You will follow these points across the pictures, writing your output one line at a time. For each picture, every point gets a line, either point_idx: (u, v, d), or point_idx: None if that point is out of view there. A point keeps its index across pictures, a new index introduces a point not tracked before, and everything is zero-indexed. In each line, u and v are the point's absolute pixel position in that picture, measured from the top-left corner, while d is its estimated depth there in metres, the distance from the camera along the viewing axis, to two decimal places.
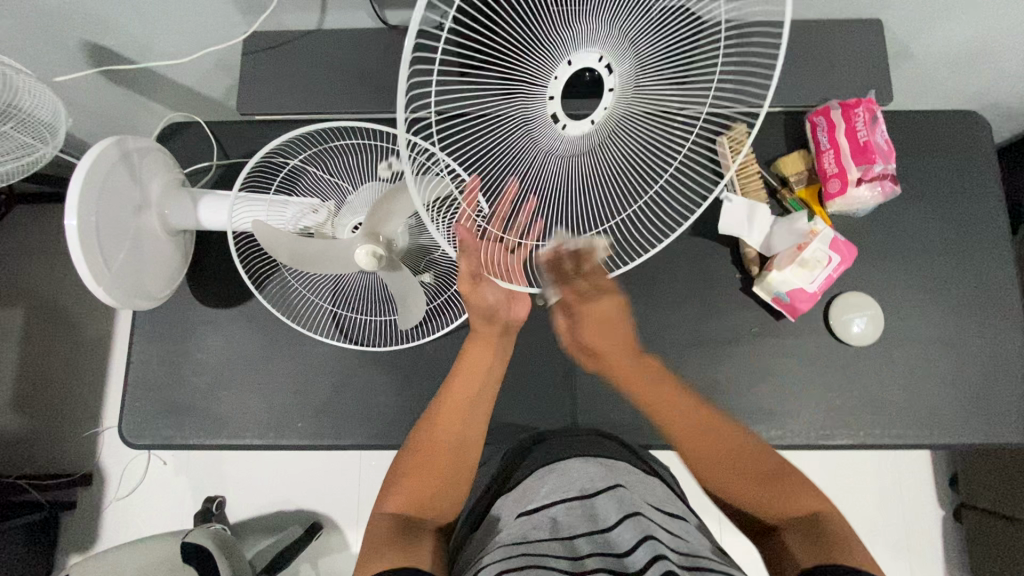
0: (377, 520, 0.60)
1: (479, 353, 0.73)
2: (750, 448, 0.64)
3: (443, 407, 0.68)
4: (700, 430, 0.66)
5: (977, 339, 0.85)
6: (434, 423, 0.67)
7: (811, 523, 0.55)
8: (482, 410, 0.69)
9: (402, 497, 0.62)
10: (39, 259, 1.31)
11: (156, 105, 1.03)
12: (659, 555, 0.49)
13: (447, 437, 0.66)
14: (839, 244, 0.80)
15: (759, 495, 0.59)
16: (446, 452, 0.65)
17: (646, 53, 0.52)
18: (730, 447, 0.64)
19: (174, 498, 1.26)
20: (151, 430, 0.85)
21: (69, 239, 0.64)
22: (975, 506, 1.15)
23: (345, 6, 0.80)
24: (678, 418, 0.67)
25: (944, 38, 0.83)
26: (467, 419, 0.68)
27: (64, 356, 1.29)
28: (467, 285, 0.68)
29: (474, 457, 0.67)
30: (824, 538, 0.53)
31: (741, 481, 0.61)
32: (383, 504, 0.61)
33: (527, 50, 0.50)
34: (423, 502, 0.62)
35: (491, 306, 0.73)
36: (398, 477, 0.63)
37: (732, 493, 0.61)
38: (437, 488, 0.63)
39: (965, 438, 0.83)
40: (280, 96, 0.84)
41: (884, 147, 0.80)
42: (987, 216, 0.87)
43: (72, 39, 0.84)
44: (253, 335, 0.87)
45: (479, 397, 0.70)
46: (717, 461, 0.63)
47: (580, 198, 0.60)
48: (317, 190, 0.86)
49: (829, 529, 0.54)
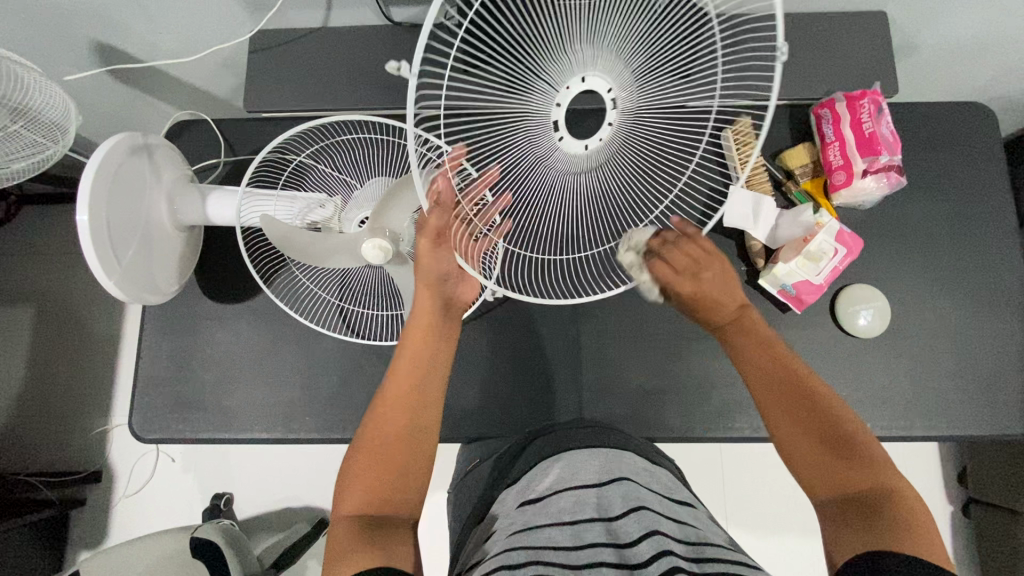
0: (339, 525, 0.58)
1: (420, 337, 0.66)
2: (843, 419, 0.59)
3: (392, 395, 0.64)
4: (799, 393, 0.61)
5: (982, 331, 0.85)
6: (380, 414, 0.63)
7: (875, 513, 0.53)
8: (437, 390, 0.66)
9: (359, 492, 0.60)
10: (49, 259, 1.32)
11: (164, 104, 1.04)
12: (664, 552, 0.49)
13: (399, 422, 0.63)
14: (845, 236, 0.80)
15: (839, 472, 0.57)
16: (399, 438, 0.62)
17: (648, 74, 0.55)
18: (823, 423, 0.59)
19: (182, 494, 1.27)
20: (160, 423, 0.86)
21: (81, 236, 0.65)
22: (985, 501, 1.14)
23: (351, 4, 0.81)
24: (779, 387, 0.61)
25: (949, 30, 0.83)
26: (424, 396, 0.65)
27: (74, 354, 1.30)
28: (425, 243, 0.63)
29: (431, 442, 0.64)
30: (890, 533, 0.50)
31: (825, 458, 0.58)
32: (341, 506, 0.60)
33: (529, 64, 0.55)
34: (379, 497, 0.60)
35: (443, 276, 0.66)
36: (351, 473, 0.61)
37: (812, 474, 0.58)
38: (395, 481, 0.61)
39: (973, 430, 0.83)
40: (286, 93, 0.85)
41: (890, 139, 0.80)
42: (993, 208, 0.87)
43: (82, 39, 0.85)
44: (260, 330, 0.88)
45: (422, 380, 0.65)
46: (797, 444, 0.59)
47: (573, 211, 0.63)
48: (325, 186, 0.87)
49: (898, 525, 0.51)
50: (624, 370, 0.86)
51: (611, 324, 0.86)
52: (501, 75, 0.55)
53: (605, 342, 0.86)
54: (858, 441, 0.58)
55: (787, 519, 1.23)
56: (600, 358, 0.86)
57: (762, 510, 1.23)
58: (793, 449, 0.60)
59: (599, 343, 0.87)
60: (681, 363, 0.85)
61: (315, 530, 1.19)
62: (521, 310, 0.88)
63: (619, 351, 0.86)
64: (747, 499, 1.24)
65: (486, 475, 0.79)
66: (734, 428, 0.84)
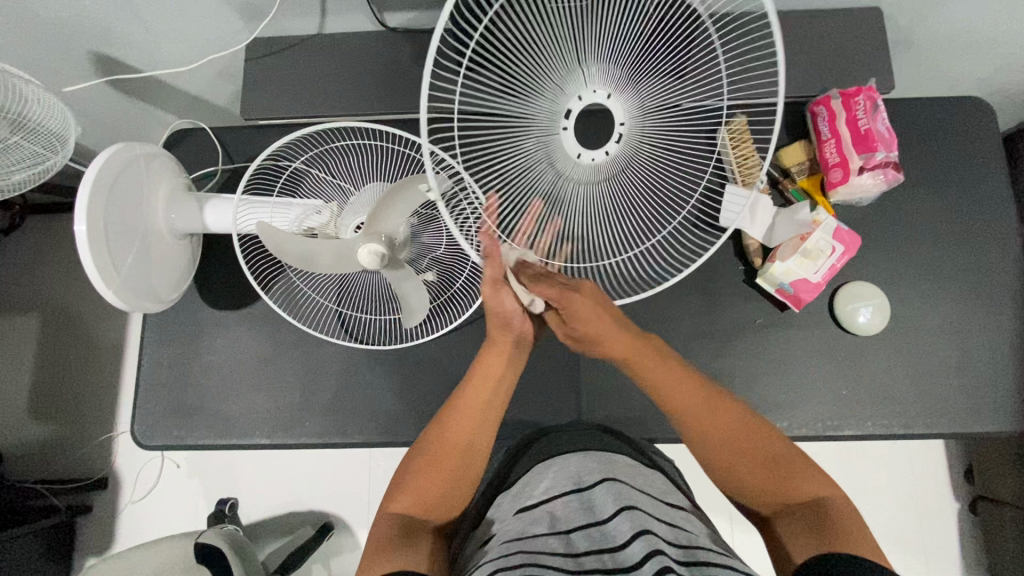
0: (382, 521, 0.60)
1: (491, 363, 0.71)
2: (757, 430, 0.63)
3: (458, 412, 0.67)
4: (716, 409, 0.65)
5: (983, 327, 0.84)
6: (446, 426, 0.67)
7: (822, 524, 0.54)
8: (497, 412, 0.69)
9: (410, 495, 0.63)
10: (53, 268, 1.33)
11: (162, 113, 1.05)
12: (655, 553, 0.49)
13: (460, 435, 0.66)
14: (842, 234, 0.80)
15: (768, 483, 0.60)
16: (456, 453, 0.65)
17: (654, 88, 0.60)
18: (750, 444, 0.62)
19: (187, 500, 1.28)
20: (162, 430, 0.86)
21: (81, 244, 0.66)
22: (991, 498, 1.13)
23: (345, 10, 0.81)
24: (693, 410, 0.65)
25: (945, 26, 0.82)
26: (485, 419, 0.68)
27: (79, 362, 1.31)
28: (488, 290, 0.67)
29: (482, 461, 0.66)
30: (826, 534, 0.52)
31: (749, 466, 0.61)
32: (390, 505, 0.62)
33: (541, 85, 0.59)
34: (428, 502, 0.63)
35: (508, 316, 0.70)
36: (409, 475, 0.64)
37: (746, 490, 0.61)
38: (443, 492, 0.63)
39: (976, 427, 0.82)
40: (282, 100, 0.86)
41: (886, 135, 0.79)
42: (993, 203, 0.86)
43: (80, 51, 0.85)
44: (259, 337, 0.88)
45: (491, 405, 0.69)
46: (739, 469, 0.61)
47: (603, 223, 0.64)
48: (320, 192, 0.87)
49: (832, 522, 0.53)
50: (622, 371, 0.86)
51: None
52: (516, 99, 0.59)
53: None
54: (794, 461, 0.60)
55: None
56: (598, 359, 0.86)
57: None
58: (739, 482, 0.61)
59: None
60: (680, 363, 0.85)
61: (319, 534, 1.19)
62: None
63: None
64: None
65: (485, 477, 0.79)
66: None
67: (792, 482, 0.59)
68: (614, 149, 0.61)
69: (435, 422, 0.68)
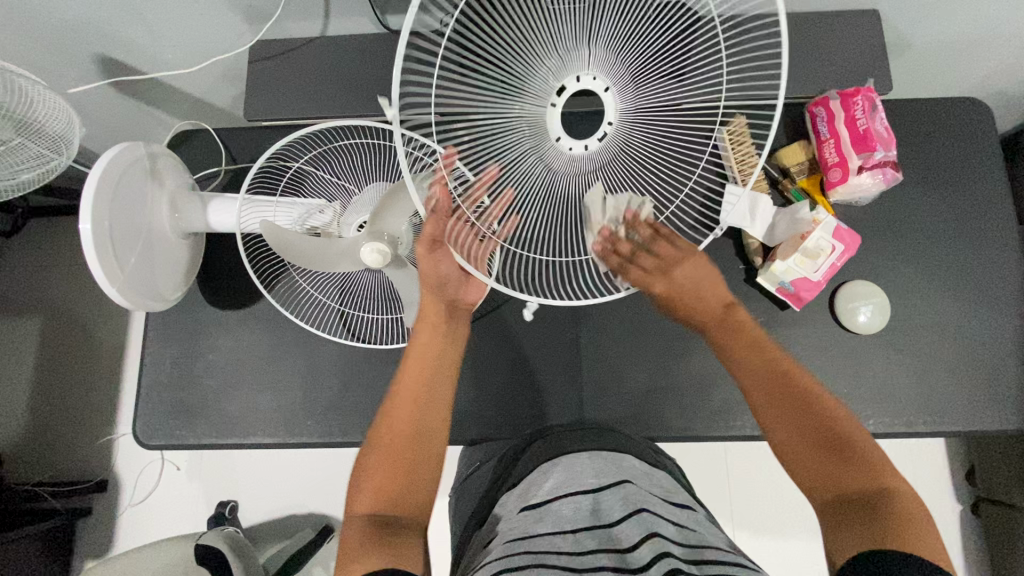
0: (351, 526, 0.57)
1: (423, 341, 0.68)
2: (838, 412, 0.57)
3: (397, 396, 0.65)
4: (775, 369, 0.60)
5: (983, 327, 0.85)
6: (387, 416, 0.64)
7: (872, 510, 0.50)
8: (441, 387, 0.66)
9: (368, 494, 0.59)
10: (54, 271, 1.33)
11: (165, 115, 1.06)
12: (663, 555, 0.49)
13: (405, 421, 0.63)
14: (843, 232, 0.80)
15: (831, 466, 0.55)
16: (405, 442, 0.62)
17: (643, 79, 0.58)
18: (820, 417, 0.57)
19: (188, 504, 1.27)
20: (164, 430, 0.86)
21: (85, 244, 0.66)
22: (993, 499, 1.13)
23: (348, 12, 0.82)
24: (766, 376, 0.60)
25: (941, 28, 0.83)
26: (430, 398, 0.65)
27: (79, 365, 1.31)
28: (424, 249, 0.66)
29: (436, 444, 0.63)
30: (883, 525, 0.49)
31: (818, 447, 0.56)
32: (354, 507, 0.59)
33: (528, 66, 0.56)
34: (391, 497, 0.59)
35: (443, 278, 0.69)
36: (364, 474, 0.61)
37: (803, 477, 0.56)
38: (401, 485, 0.60)
39: (977, 426, 0.82)
40: (283, 101, 0.86)
41: (885, 134, 0.79)
42: (992, 202, 0.87)
43: (84, 54, 0.86)
44: (262, 337, 0.88)
45: (432, 377, 0.66)
46: (790, 438, 0.57)
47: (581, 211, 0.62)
48: (324, 191, 0.88)
49: (887, 517, 0.49)
50: (623, 370, 0.86)
51: (610, 326, 0.87)
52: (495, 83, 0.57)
53: (604, 343, 0.87)
54: (853, 440, 0.55)
55: (794, 520, 1.22)
56: (598, 359, 0.87)
57: (767, 510, 1.23)
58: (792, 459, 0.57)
59: (598, 344, 0.87)
60: (679, 362, 0.86)
61: (320, 537, 1.19)
62: (520, 312, 0.89)
63: (619, 351, 0.86)
64: (751, 501, 1.23)
65: (488, 477, 0.79)
66: (734, 426, 0.84)
67: (852, 464, 0.54)
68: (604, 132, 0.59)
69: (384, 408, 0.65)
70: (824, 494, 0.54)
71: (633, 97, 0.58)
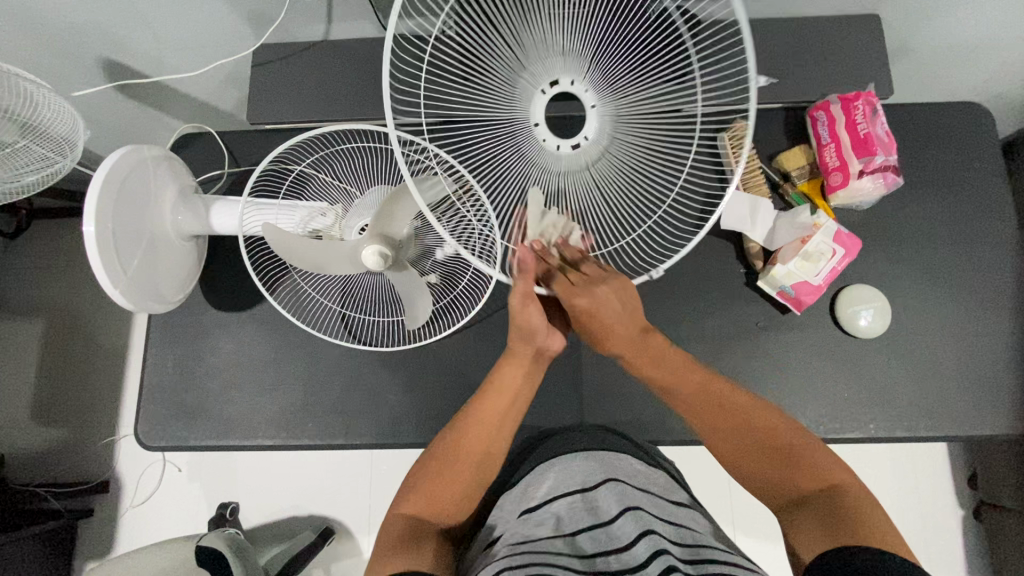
0: (391, 527, 0.60)
1: (509, 371, 0.69)
2: (778, 423, 0.62)
3: (472, 420, 0.66)
4: (711, 398, 0.66)
5: (983, 330, 0.85)
6: (458, 435, 0.66)
7: (824, 508, 0.54)
8: (510, 422, 0.68)
9: (418, 500, 0.63)
10: (57, 273, 1.34)
11: (169, 118, 1.06)
12: (660, 552, 0.49)
13: (477, 441, 0.65)
14: (843, 236, 0.80)
15: (781, 476, 0.59)
16: (467, 458, 0.65)
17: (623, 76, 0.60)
18: (757, 429, 0.62)
19: (189, 505, 1.27)
20: (166, 432, 0.87)
21: (88, 245, 0.66)
22: (996, 504, 1.13)
23: (351, 16, 0.83)
24: (712, 403, 0.65)
25: (941, 33, 0.83)
26: (500, 433, 0.67)
27: (82, 366, 1.32)
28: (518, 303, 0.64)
29: (493, 470, 0.66)
30: (841, 521, 0.52)
31: (762, 458, 0.61)
32: (398, 509, 0.62)
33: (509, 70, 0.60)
34: (437, 506, 0.63)
35: (534, 331, 0.67)
36: (418, 480, 0.64)
37: (767, 487, 0.60)
38: (448, 501, 0.63)
39: (979, 430, 0.82)
40: (286, 104, 0.87)
41: (885, 139, 0.80)
42: (992, 206, 0.87)
43: (89, 58, 0.87)
44: (263, 339, 0.89)
45: (506, 417, 0.68)
46: (738, 457, 0.63)
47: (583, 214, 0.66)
48: (324, 195, 0.87)
49: (844, 512, 0.53)
50: (623, 373, 0.86)
51: None
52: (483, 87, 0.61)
53: (605, 346, 0.87)
54: (794, 446, 0.60)
55: None
56: (599, 362, 0.87)
57: (770, 514, 1.22)
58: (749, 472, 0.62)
59: (599, 347, 0.87)
60: None
61: (321, 539, 1.19)
62: None
63: (619, 354, 0.86)
64: (753, 505, 1.23)
65: (487, 480, 0.79)
66: None
67: (797, 469, 0.59)
68: (591, 133, 0.62)
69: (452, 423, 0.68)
70: (791, 494, 0.58)
71: (616, 102, 0.61)
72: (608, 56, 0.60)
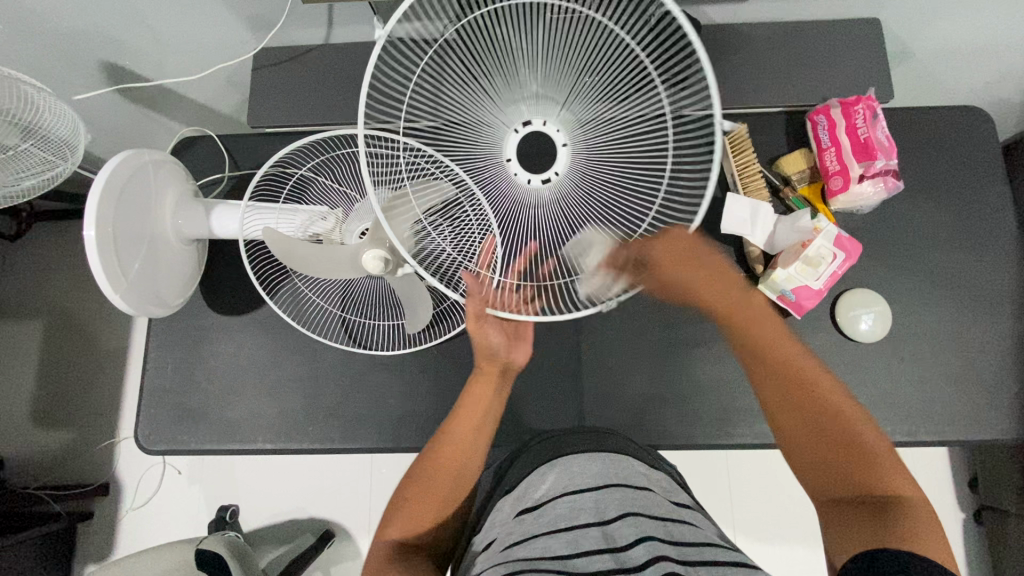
0: (377, 549, 0.61)
1: (480, 387, 0.73)
2: (861, 426, 0.61)
3: (448, 434, 0.69)
4: (800, 380, 0.64)
5: (984, 335, 0.84)
6: (437, 450, 0.68)
7: (880, 511, 0.53)
8: (484, 436, 0.70)
9: (402, 521, 0.63)
10: (57, 275, 1.34)
11: (170, 121, 1.06)
12: (659, 557, 0.49)
13: (456, 451, 0.68)
14: (843, 240, 0.80)
15: (850, 469, 0.58)
16: (447, 474, 0.66)
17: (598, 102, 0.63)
18: (836, 430, 0.60)
19: (188, 508, 1.27)
20: (165, 435, 0.87)
21: (88, 249, 0.66)
22: (997, 509, 1.12)
23: (352, 21, 0.83)
24: (790, 383, 0.64)
25: (941, 37, 0.84)
26: (475, 445, 0.69)
27: (82, 369, 1.32)
28: (472, 325, 0.70)
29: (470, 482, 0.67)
30: (898, 525, 0.52)
31: (828, 449, 0.60)
32: (383, 534, 0.62)
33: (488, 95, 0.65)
34: (422, 524, 0.63)
35: (493, 347, 0.73)
36: (404, 499, 0.65)
37: (824, 489, 0.59)
38: (430, 518, 0.64)
39: (979, 435, 0.82)
40: (286, 108, 0.87)
41: (886, 143, 0.79)
42: (993, 210, 0.87)
43: (90, 61, 0.87)
44: (263, 342, 0.89)
45: (478, 430, 0.70)
46: (802, 446, 0.61)
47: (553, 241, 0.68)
48: (325, 199, 0.88)
49: (903, 519, 0.52)
50: (623, 377, 0.86)
51: (611, 333, 0.87)
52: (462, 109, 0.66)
53: (604, 350, 0.87)
54: (872, 451, 0.59)
55: (795, 528, 1.22)
56: (598, 365, 0.87)
57: (770, 517, 1.22)
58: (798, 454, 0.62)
59: (599, 351, 0.87)
60: (679, 370, 0.86)
61: (320, 542, 1.19)
62: None
63: (619, 358, 0.86)
64: (752, 508, 1.23)
65: (486, 483, 0.79)
66: (734, 435, 0.84)
67: (867, 476, 0.57)
68: (562, 169, 0.66)
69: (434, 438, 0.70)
70: (830, 492, 0.58)
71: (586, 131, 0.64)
72: (579, 94, 0.63)
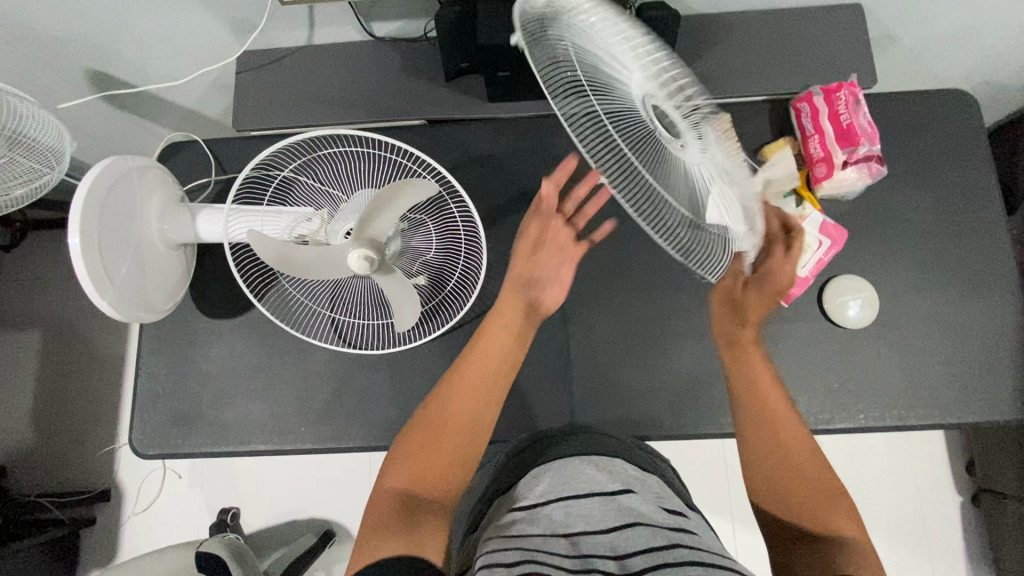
0: (378, 498, 0.59)
1: (489, 344, 0.70)
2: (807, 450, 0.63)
3: (458, 387, 0.67)
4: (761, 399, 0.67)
5: (972, 317, 0.84)
6: (445, 405, 0.65)
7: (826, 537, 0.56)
8: (495, 393, 0.68)
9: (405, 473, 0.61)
10: (54, 283, 1.35)
11: (158, 127, 1.07)
12: (660, 566, 0.50)
13: (459, 415, 0.65)
14: (829, 227, 0.82)
15: (797, 497, 0.60)
16: (454, 431, 0.64)
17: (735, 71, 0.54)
18: (787, 456, 0.63)
19: (189, 511, 1.28)
20: (160, 439, 0.87)
21: (74, 256, 0.67)
22: (993, 492, 1.13)
23: (334, 21, 0.83)
24: (768, 416, 0.65)
25: (922, 22, 0.84)
26: (485, 399, 0.67)
27: (81, 377, 1.33)
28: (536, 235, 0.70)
29: (481, 444, 0.65)
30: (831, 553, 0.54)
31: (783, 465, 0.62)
32: (386, 482, 0.61)
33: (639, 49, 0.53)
34: (427, 479, 0.61)
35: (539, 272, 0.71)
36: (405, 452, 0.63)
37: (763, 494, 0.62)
38: (438, 475, 0.61)
39: (969, 417, 0.82)
40: (271, 111, 0.87)
41: (869, 128, 0.79)
42: (979, 191, 0.87)
43: (74, 69, 0.87)
44: (254, 345, 0.89)
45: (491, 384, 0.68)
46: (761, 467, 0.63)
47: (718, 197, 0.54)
48: (310, 201, 0.86)
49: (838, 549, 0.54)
50: (614, 369, 0.86)
51: (599, 325, 0.87)
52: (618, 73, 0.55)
53: (595, 343, 0.87)
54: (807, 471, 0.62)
55: None
56: (590, 358, 0.87)
57: None
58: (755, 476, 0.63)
59: (589, 343, 0.87)
60: (670, 361, 0.86)
61: (320, 542, 1.19)
62: None
63: (610, 351, 0.87)
64: None
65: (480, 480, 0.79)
66: (726, 424, 0.84)
67: (810, 501, 0.59)
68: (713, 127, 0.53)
69: (444, 386, 0.68)
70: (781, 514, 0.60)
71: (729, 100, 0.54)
72: None
